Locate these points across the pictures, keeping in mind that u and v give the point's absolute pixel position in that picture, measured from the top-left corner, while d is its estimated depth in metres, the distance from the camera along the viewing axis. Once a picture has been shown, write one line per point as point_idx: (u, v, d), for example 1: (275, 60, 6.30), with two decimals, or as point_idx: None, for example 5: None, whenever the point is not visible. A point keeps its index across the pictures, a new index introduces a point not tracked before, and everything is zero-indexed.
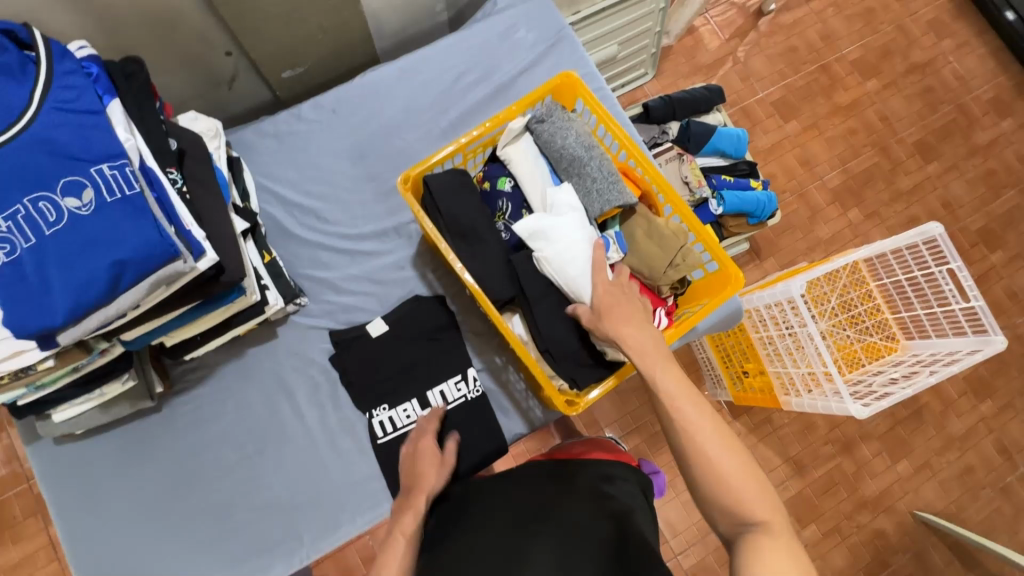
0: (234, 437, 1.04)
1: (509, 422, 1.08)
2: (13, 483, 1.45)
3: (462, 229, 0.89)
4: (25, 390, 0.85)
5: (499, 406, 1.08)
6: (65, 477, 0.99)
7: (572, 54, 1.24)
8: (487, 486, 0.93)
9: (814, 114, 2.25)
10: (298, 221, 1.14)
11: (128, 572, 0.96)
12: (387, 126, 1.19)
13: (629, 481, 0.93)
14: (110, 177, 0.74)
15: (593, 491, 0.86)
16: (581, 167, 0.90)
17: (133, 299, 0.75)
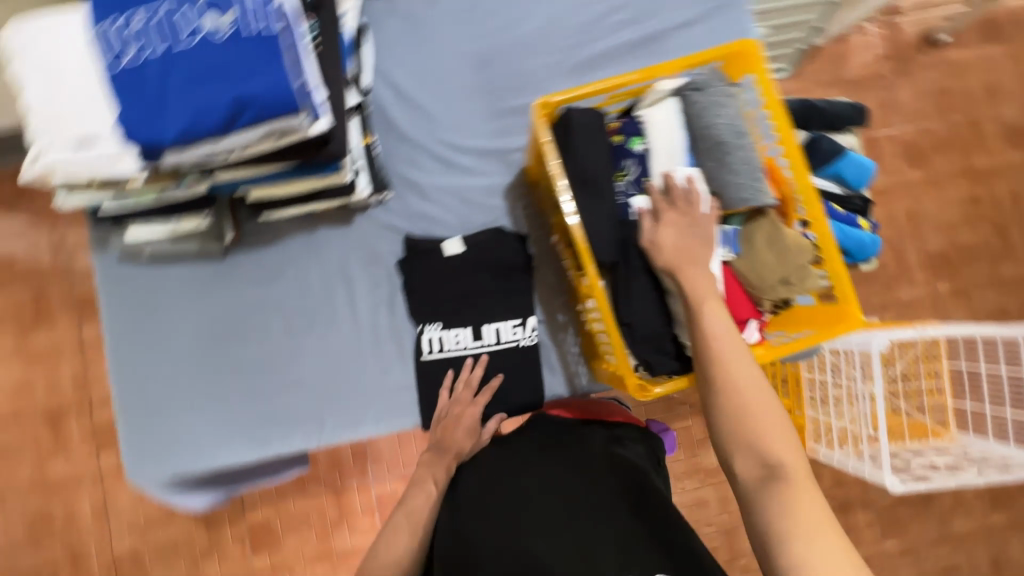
0: (286, 306, 1.03)
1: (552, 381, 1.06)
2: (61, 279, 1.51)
3: (584, 176, 0.80)
4: (109, 199, 0.84)
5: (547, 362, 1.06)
6: (121, 296, 0.99)
7: (741, 23, 1.11)
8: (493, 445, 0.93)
9: (943, 169, 2.06)
10: (404, 114, 1.08)
11: (164, 415, 0.99)
12: (521, 41, 1.09)
13: (639, 444, 0.90)
14: (252, 7, 0.70)
15: (602, 458, 0.85)
16: (725, 154, 0.80)
17: (242, 141, 0.72)
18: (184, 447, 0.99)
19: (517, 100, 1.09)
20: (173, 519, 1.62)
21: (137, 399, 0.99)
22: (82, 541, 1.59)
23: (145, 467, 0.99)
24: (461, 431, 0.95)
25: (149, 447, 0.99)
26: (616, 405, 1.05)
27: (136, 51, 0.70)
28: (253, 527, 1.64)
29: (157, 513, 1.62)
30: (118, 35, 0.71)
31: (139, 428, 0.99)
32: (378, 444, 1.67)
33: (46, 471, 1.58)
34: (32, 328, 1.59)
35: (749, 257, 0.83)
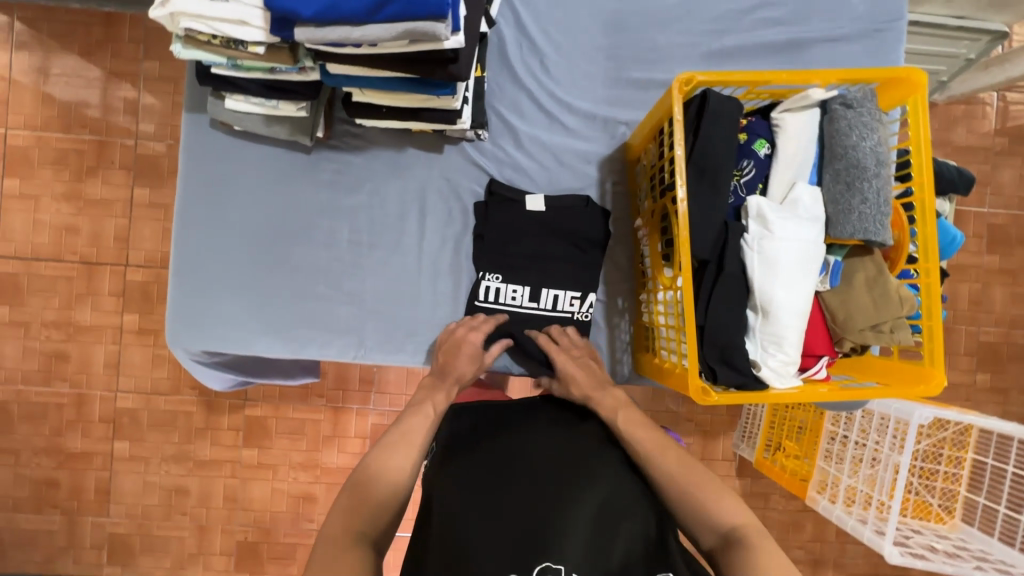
0: (357, 218, 1.02)
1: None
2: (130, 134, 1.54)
3: (705, 165, 0.76)
4: (224, 63, 0.83)
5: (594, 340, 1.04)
6: (206, 163, 1.00)
7: (890, 53, 1.04)
8: (503, 410, 0.92)
9: (1022, 262, 1.96)
10: (521, 55, 1.04)
11: (203, 285, 1.00)
12: (659, 12, 1.04)
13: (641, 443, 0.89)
14: None
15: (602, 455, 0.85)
16: (857, 179, 0.76)
17: (377, 37, 0.67)
18: (224, 329, 1.00)
19: (637, 72, 1.04)
20: (178, 391, 1.66)
21: (193, 269, 1.00)
22: (91, 387, 1.64)
23: (185, 335, 1.00)
24: (462, 361, 0.93)
25: (193, 319, 1.00)
26: None
27: None
28: (250, 420, 1.68)
29: (165, 382, 1.66)
30: None
31: (187, 298, 1.00)
32: (387, 375, 1.68)
33: (72, 313, 1.62)
34: (91, 174, 1.61)
35: (842, 293, 0.80)
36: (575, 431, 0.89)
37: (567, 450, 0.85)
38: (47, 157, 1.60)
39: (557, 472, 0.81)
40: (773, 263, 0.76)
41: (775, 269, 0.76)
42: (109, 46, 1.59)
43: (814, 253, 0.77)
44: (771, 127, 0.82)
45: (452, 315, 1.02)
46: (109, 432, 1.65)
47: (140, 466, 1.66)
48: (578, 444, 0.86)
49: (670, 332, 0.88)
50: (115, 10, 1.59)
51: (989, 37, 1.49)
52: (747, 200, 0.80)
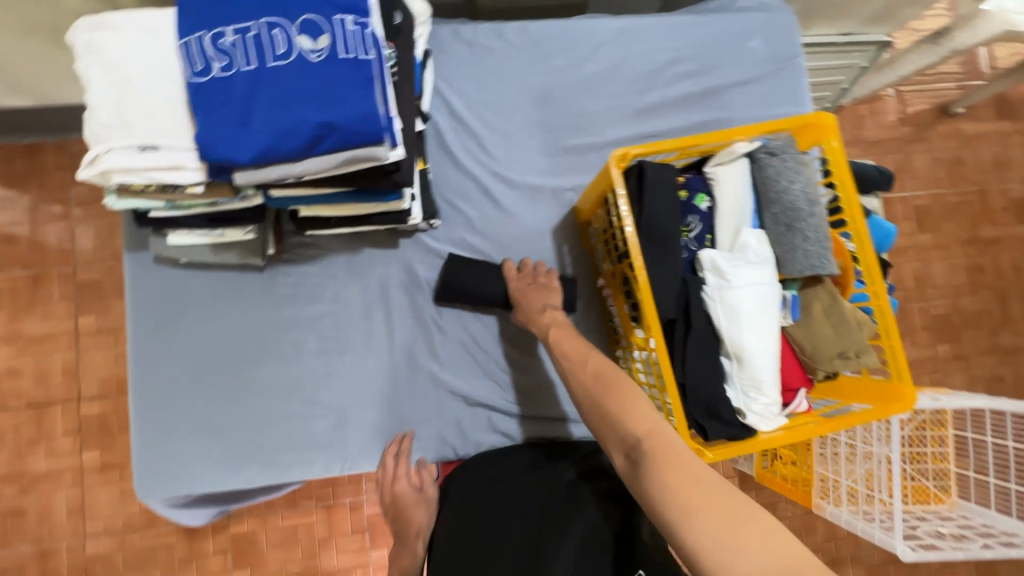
0: (322, 327, 1.00)
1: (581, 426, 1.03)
2: (62, 262, 1.54)
3: (655, 231, 0.80)
4: (163, 205, 0.81)
5: (564, 393, 1.03)
6: (155, 296, 0.96)
7: (796, 87, 1.14)
8: (488, 467, 0.94)
9: (951, 236, 2.11)
10: (460, 142, 1.07)
11: (163, 412, 0.95)
12: (583, 82, 1.09)
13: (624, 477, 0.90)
14: (350, 32, 0.66)
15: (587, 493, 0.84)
16: (795, 220, 0.81)
17: (319, 167, 0.68)
18: (198, 467, 0.95)
19: (572, 138, 1.08)
20: (155, 524, 1.54)
21: (156, 410, 0.95)
22: (55, 539, 1.50)
23: (153, 485, 0.94)
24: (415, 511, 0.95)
25: (163, 464, 0.95)
26: None
27: (220, 63, 0.64)
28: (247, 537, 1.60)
29: (138, 516, 1.54)
30: (207, 45, 0.64)
31: (155, 444, 0.95)
32: None
33: (25, 462, 1.50)
34: (28, 310, 1.52)
35: (805, 326, 0.83)
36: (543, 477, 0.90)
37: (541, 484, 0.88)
38: None
39: (534, 519, 0.82)
40: (739, 311, 0.79)
41: (740, 317, 0.79)
42: (35, 177, 1.54)
43: (773, 296, 0.80)
44: (707, 181, 0.87)
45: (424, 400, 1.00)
46: None
47: None
48: (551, 489, 0.86)
49: (653, 390, 0.89)
50: (36, 141, 1.55)
51: (872, 48, 1.65)
52: (701, 252, 0.83)
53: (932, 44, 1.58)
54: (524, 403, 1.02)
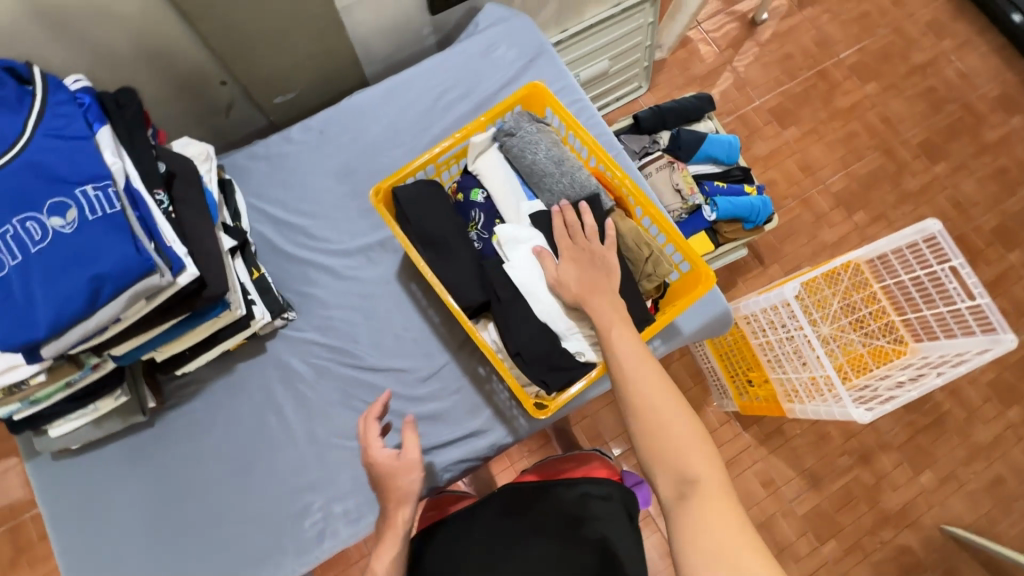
0: (225, 450, 1.05)
1: (489, 434, 1.06)
2: None
3: (437, 236, 0.89)
4: (21, 405, 0.89)
5: (459, 411, 1.07)
6: (65, 490, 1.02)
7: (552, 68, 1.27)
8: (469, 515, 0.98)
9: (814, 119, 2.17)
10: (288, 239, 1.17)
11: None
12: (373, 144, 1.22)
13: (611, 501, 0.95)
14: (93, 198, 0.77)
15: (566, 516, 0.93)
16: (551, 180, 0.92)
17: (113, 312, 0.76)
18: None
19: None
20: None
21: None
22: None
23: None
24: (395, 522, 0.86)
25: None
26: (598, 455, 1.08)
27: None
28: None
29: None
30: None
31: None
32: None
33: None
34: None
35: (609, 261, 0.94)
36: (521, 514, 0.95)
37: (520, 514, 0.95)
38: None
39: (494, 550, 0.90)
40: (528, 278, 0.87)
41: (533, 283, 0.87)
42: None
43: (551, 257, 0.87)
44: (476, 177, 0.97)
45: (340, 473, 1.05)
46: None
47: None
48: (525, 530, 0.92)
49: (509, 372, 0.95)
50: None
51: (647, 23, 1.86)
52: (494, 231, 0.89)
53: None
54: (426, 436, 1.06)
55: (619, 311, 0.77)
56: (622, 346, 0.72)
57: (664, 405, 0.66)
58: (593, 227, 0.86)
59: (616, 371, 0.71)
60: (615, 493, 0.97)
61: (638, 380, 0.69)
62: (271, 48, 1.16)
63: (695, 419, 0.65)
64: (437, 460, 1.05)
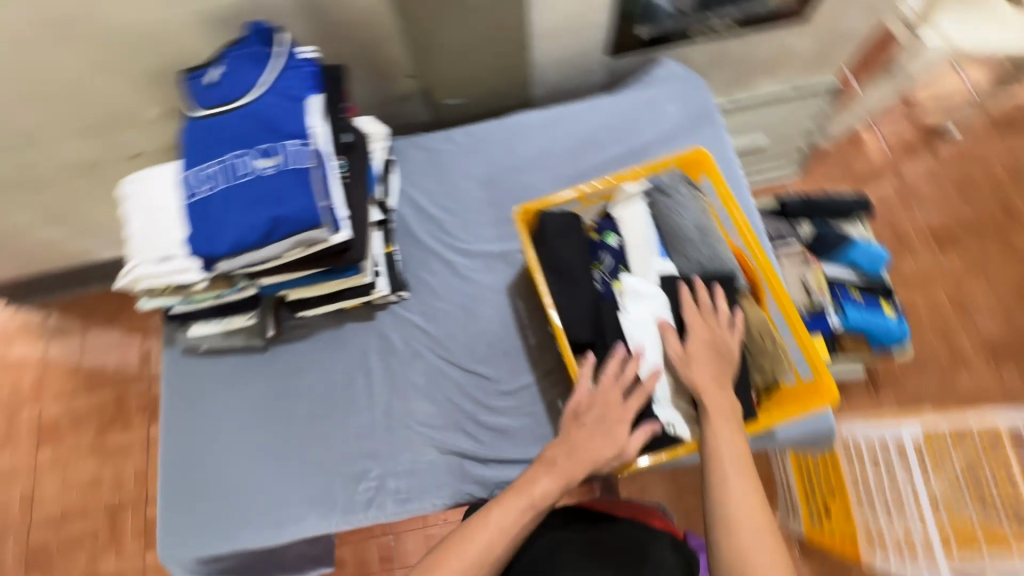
0: (314, 394, 1.15)
1: None
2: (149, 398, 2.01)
3: (562, 267, 0.92)
4: (180, 301, 1.04)
5: (529, 434, 1.08)
6: (182, 380, 1.17)
7: (714, 134, 1.28)
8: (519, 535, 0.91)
9: (982, 253, 1.93)
10: (423, 226, 1.26)
11: (183, 479, 1.11)
12: (522, 162, 1.29)
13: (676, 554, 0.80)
14: (294, 151, 0.89)
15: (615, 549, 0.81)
16: (691, 247, 0.92)
17: (278, 250, 0.88)
18: (209, 528, 1.07)
19: None
20: None
21: (179, 478, 1.11)
22: None
23: (174, 549, 1.07)
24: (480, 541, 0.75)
25: (183, 529, 1.08)
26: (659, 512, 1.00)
27: (207, 187, 0.90)
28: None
29: None
30: (198, 176, 0.90)
31: (177, 510, 1.09)
32: (403, 548, 1.74)
33: (98, 565, 1.91)
34: (111, 425, 2.05)
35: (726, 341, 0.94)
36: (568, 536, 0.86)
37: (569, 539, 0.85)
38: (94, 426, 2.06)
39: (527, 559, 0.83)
40: (636, 332, 0.88)
41: (643, 340, 0.87)
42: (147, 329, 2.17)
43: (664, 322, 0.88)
44: (616, 222, 0.98)
45: (403, 451, 1.10)
46: None
47: None
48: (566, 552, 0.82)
49: None
50: None
51: (821, 108, 1.77)
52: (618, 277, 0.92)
53: (891, 78, 1.77)
54: (490, 446, 1.08)
55: (729, 406, 0.79)
56: (726, 447, 0.76)
57: (756, 523, 0.69)
58: (724, 313, 0.86)
59: (713, 470, 0.75)
60: (682, 547, 0.83)
61: (733, 485, 0.73)
62: (461, 57, 1.27)
63: (781, 544, 0.68)
64: (494, 473, 1.07)
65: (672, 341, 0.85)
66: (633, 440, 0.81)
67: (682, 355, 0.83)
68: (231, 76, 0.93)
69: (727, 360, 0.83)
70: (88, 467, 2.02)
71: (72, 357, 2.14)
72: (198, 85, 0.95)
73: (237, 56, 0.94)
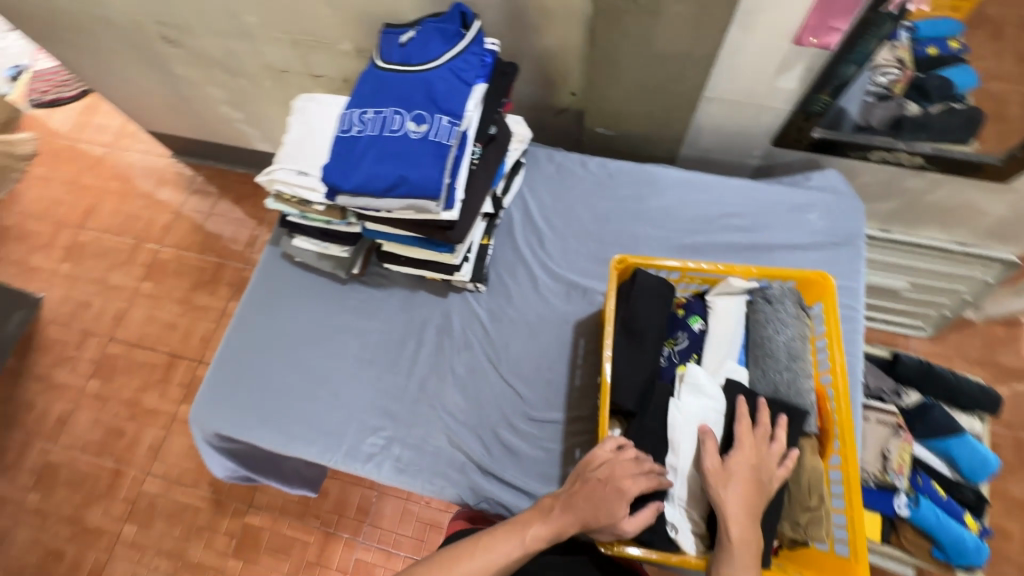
0: (367, 339, 1.22)
1: None
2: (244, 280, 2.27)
3: (637, 328, 0.89)
4: (296, 213, 1.15)
5: (537, 467, 1.08)
6: (269, 278, 1.29)
7: (849, 262, 1.18)
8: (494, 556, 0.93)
9: None
10: (524, 233, 1.29)
11: (235, 361, 1.23)
12: (640, 213, 1.29)
13: None
14: (442, 126, 0.95)
15: None
16: (773, 367, 0.85)
17: (392, 206, 0.94)
18: (237, 412, 1.18)
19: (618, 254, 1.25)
20: (196, 485, 2.02)
21: (232, 357, 1.23)
22: (129, 466, 2.06)
23: (202, 414, 1.19)
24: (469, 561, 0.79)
25: (216, 404, 1.19)
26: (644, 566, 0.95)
27: (358, 128, 0.98)
28: (270, 536, 1.92)
29: (190, 472, 2.04)
30: (356, 117, 0.99)
31: (218, 383, 1.21)
32: (382, 510, 1.90)
33: (143, 397, 2.16)
34: (204, 286, 2.33)
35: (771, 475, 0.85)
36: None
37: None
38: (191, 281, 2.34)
39: None
40: (679, 425, 0.83)
41: (681, 434, 0.83)
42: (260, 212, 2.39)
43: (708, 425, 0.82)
44: (706, 307, 0.94)
45: (419, 427, 1.14)
46: (125, 512, 2.00)
47: (136, 553, 1.94)
48: None
49: None
50: None
51: (983, 279, 1.60)
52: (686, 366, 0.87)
53: None
54: (495, 460, 1.09)
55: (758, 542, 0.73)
56: None
57: None
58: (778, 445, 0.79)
59: None
60: None
61: None
62: (626, 95, 1.29)
63: None
64: (489, 487, 1.07)
65: (710, 447, 0.79)
66: (635, 518, 0.78)
67: (719, 470, 0.76)
68: (420, 43, 1.02)
69: (766, 493, 0.76)
70: (171, 312, 2.30)
71: (199, 218, 2.46)
72: (391, 41, 1.05)
73: (432, 28, 1.02)
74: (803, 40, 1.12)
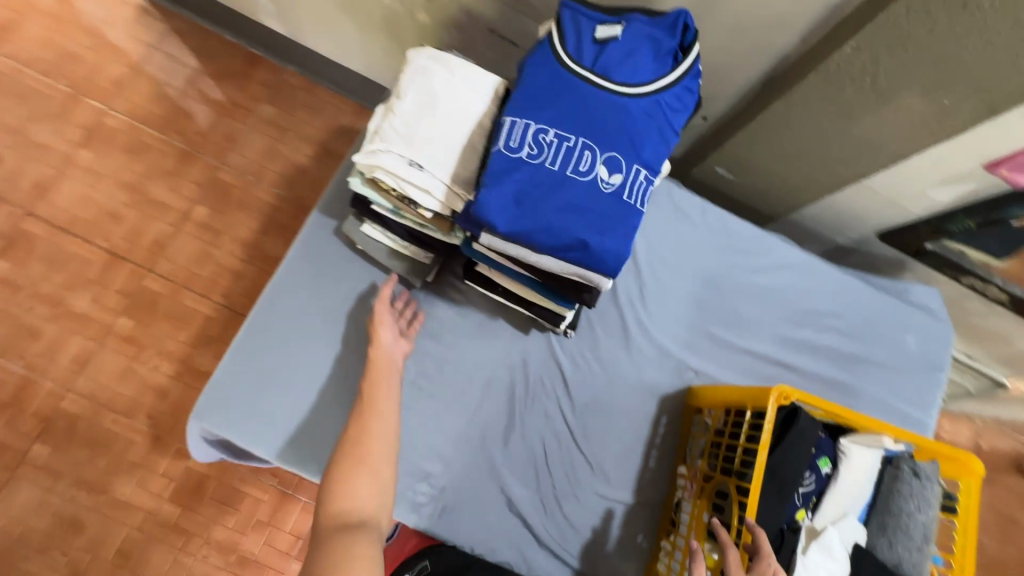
0: (427, 363, 1.05)
1: None
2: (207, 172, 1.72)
3: (780, 471, 0.81)
4: (388, 207, 0.92)
5: (593, 541, 1.02)
6: (316, 261, 1.08)
7: (931, 393, 1.17)
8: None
9: None
10: (624, 278, 1.14)
11: (259, 356, 1.01)
12: (749, 288, 1.17)
13: None
14: (638, 182, 0.75)
15: None
16: (904, 542, 0.83)
17: (553, 267, 0.75)
18: (255, 418, 0.98)
19: (717, 329, 1.15)
20: (131, 414, 1.54)
21: (260, 349, 1.02)
22: (40, 377, 1.53)
23: (208, 414, 0.96)
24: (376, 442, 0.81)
25: (228, 403, 0.97)
26: None
27: (532, 151, 0.74)
28: (218, 485, 1.54)
29: (124, 398, 1.55)
30: (529, 132, 0.74)
31: (237, 379, 0.99)
32: None
33: (65, 294, 1.59)
34: (163, 176, 1.70)
35: None
36: None
37: None
38: (130, 148, 1.71)
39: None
40: None
41: None
42: (240, 79, 1.81)
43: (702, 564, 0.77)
44: (836, 449, 0.88)
45: (474, 475, 1.02)
46: (33, 430, 1.50)
47: (42, 483, 1.47)
48: None
49: None
50: (258, 53, 1.84)
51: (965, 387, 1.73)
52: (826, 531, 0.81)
53: None
54: (553, 531, 1.01)
55: None
56: None
57: None
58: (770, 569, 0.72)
59: None
60: None
61: None
62: (783, 153, 1.11)
63: None
64: (542, 560, 1.00)
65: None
66: None
67: None
68: (625, 50, 0.78)
69: None
70: (114, 199, 1.67)
71: (163, 77, 1.78)
72: (586, 30, 0.78)
73: (643, 33, 0.78)
74: (994, 169, 0.99)
